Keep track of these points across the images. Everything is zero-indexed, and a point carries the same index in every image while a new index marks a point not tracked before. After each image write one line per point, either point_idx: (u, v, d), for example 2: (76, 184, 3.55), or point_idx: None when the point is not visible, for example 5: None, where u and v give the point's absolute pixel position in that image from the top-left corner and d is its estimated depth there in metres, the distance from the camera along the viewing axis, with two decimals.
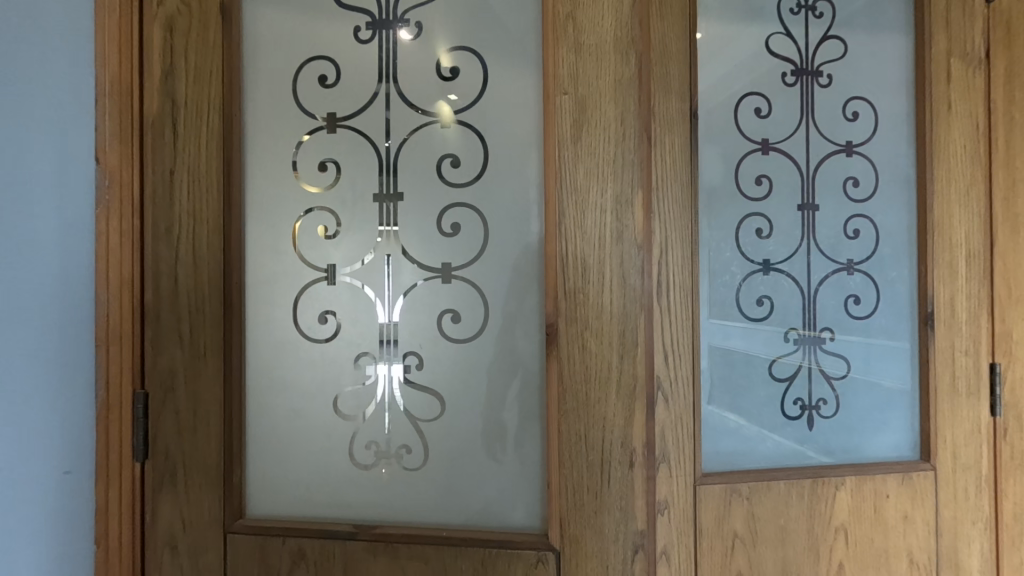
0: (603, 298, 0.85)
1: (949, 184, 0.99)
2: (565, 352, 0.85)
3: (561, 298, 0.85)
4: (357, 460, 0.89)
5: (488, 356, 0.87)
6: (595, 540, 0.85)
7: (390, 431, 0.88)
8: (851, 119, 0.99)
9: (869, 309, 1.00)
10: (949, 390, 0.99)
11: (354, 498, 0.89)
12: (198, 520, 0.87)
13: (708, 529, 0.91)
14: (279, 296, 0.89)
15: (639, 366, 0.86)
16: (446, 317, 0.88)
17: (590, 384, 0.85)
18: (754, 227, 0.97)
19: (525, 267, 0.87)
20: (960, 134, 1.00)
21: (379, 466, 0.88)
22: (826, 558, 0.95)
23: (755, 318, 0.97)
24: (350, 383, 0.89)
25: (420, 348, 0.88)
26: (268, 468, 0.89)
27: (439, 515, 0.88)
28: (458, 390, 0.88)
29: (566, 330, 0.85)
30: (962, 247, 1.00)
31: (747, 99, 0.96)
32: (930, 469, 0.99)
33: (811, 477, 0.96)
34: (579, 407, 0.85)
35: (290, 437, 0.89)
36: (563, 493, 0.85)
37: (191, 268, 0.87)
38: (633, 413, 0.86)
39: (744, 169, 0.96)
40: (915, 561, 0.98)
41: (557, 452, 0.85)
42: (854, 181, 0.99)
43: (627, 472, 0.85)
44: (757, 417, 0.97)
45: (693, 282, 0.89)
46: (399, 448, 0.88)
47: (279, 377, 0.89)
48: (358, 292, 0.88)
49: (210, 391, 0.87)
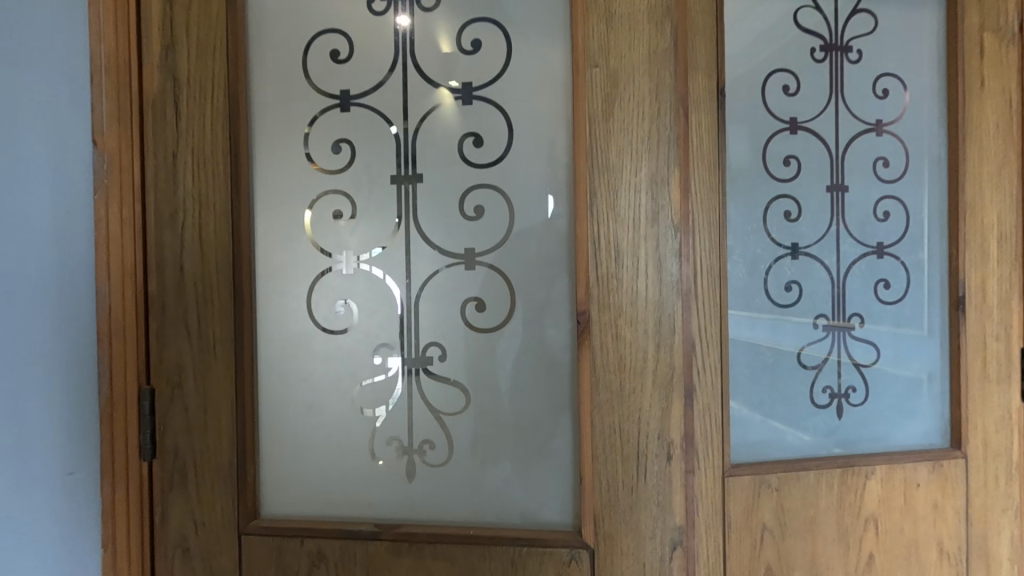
0: (636, 283, 0.82)
1: (982, 163, 0.96)
2: (598, 341, 0.81)
3: (593, 284, 0.81)
4: (377, 457, 0.85)
5: (516, 346, 0.84)
6: (630, 536, 0.82)
7: (412, 426, 0.84)
8: (881, 97, 0.96)
9: (899, 293, 0.97)
10: (980, 376, 0.97)
11: (375, 497, 0.85)
12: (210, 521, 0.83)
13: (737, 521, 0.89)
14: (292, 285, 0.85)
15: (676, 355, 0.82)
16: (469, 306, 0.84)
17: (624, 374, 0.81)
18: (782, 210, 0.93)
19: (553, 252, 0.83)
20: (993, 112, 0.96)
21: (401, 463, 0.85)
22: (856, 548, 0.93)
23: (783, 305, 0.94)
24: (370, 376, 0.85)
25: (443, 338, 0.84)
26: (283, 466, 0.86)
27: (466, 514, 0.84)
28: (484, 382, 0.84)
29: (598, 317, 0.81)
30: (994, 229, 0.96)
31: (775, 76, 0.92)
32: (961, 457, 0.96)
33: (841, 467, 0.93)
34: (613, 398, 0.81)
35: (306, 433, 0.85)
36: (597, 489, 0.81)
37: (198, 256, 0.82)
38: (670, 403, 0.82)
39: (772, 149, 0.93)
40: (945, 551, 0.96)
41: (590, 446, 0.81)
42: (884, 161, 0.96)
43: (664, 465, 0.82)
44: (785, 405, 0.94)
45: (721, 267, 0.86)
46: (421, 443, 0.84)
47: (293, 371, 0.85)
48: (375, 281, 0.84)
49: (220, 386, 0.82)
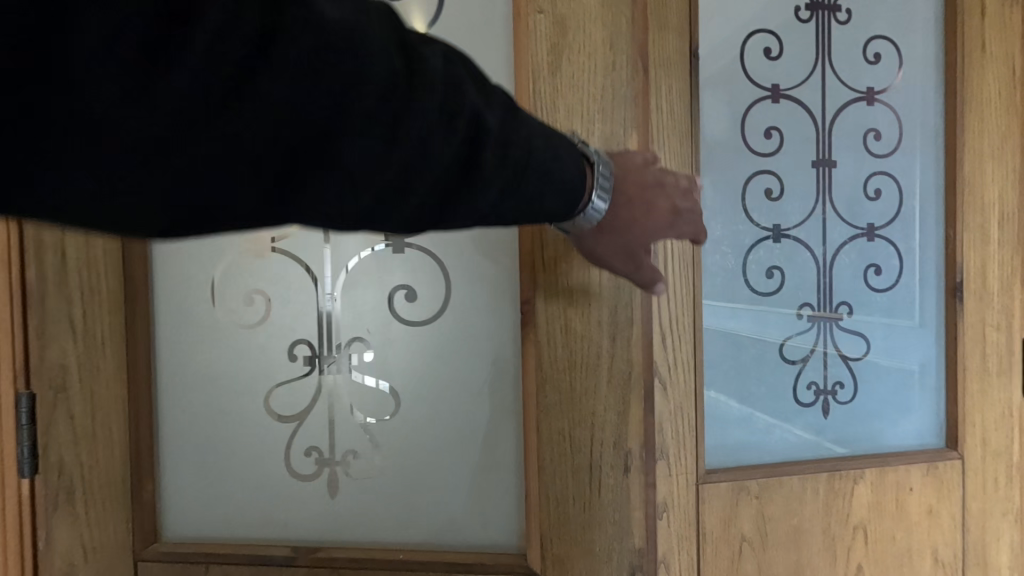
0: (590, 267, 0.72)
1: (982, 135, 0.87)
2: (544, 335, 0.72)
3: (539, 269, 0.72)
4: (294, 470, 0.78)
5: (455, 342, 0.76)
6: (582, 557, 0.73)
7: (333, 435, 0.77)
8: (872, 62, 0.86)
9: (891, 279, 0.88)
10: (979, 369, 0.88)
11: (294, 515, 0.79)
12: (101, 542, 0.77)
13: (713, 532, 0.80)
14: (193, 277, 0.78)
15: (634, 351, 0.73)
16: (396, 296, 0.76)
17: (575, 372, 0.72)
18: (763, 187, 0.84)
19: (495, 234, 0.75)
20: (995, 79, 0.87)
21: (322, 476, 0.78)
22: (844, 559, 0.85)
23: (764, 293, 0.85)
24: (285, 377, 0.77)
25: (367, 333, 0.76)
26: (184, 481, 0.80)
27: (391, 535, 0.77)
28: (419, 381, 0.76)
29: (546, 307, 0.72)
30: (995, 208, 0.88)
31: (755, 38, 0.83)
32: (958, 458, 0.88)
33: (828, 471, 0.84)
34: (563, 401, 0.72)
35: (214, 444, 0.79)
36: (544, 504, 0.73)
37: (83, 252, 0.75)
38: (627, 406, 0.73)
39: (752, 120, 0.83)
40: (941, 559, 0.88)
41: (536, 456, 0.73)
42: (875, 134, 0.87)
43: (620, 477, 0.73)
44: (767, 404, 0.86)
45: (694, 251, 0.79)
46: (344, 454, 0.77)
47: (196, 374, 0.79)
48: (289, 266, 0.77)
49: (110, 392, 0.77)
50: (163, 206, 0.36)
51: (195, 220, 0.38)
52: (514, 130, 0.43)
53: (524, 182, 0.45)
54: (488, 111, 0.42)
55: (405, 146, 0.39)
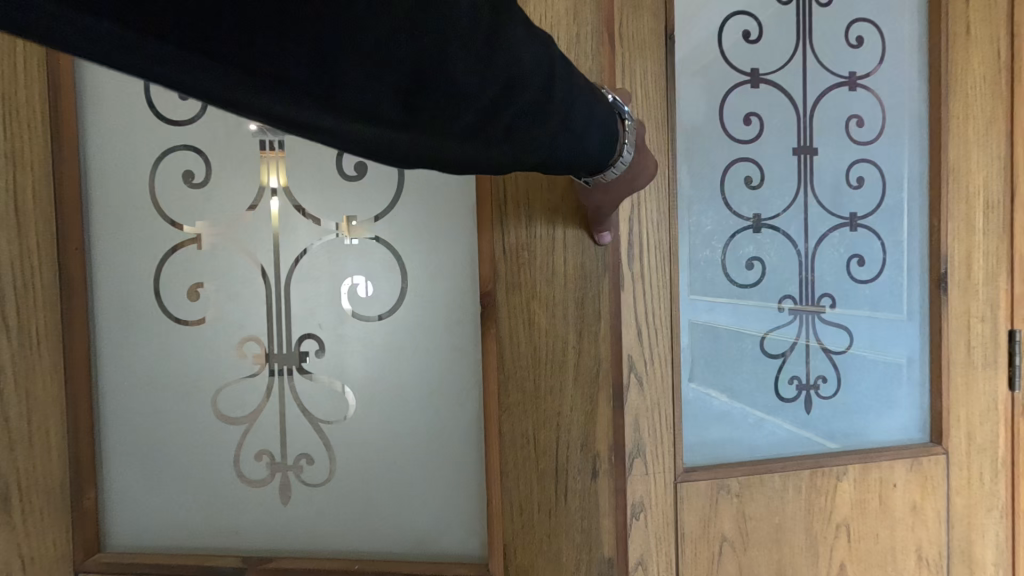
0: (552, 259, 0.73)
1: (967, 121, 0.85)
2: (505, 329, 0.73)
3: (500, 260, 0.73)
4: (246, 473, 0.79)
5: (417, 338, 0.76)
6: (546, 553, 0.74)
7: (285, 439, 0.78)
8: (854, 46, 0.84)
9: (874, 270, 0.86)
10: (964, 362, 0.86)
11: (245, 523, 0.79)
12: (40, 549, 0.77)
13: (692, 533, 0.78)
14: (135, 277, 0.78)
15: (601, 345, 0.74)
16: (350, 290, 0.76)
17: (539, 367, 0.73)
18: (743, 175, 0.81)
19: (455, 228, 0.75)
20: (981, 62, 0.85)
21: (274, 480, 0.78)
22: (826, 558, 0.82)
23: (744, 285, 0.82)
24: (236, 376, 0.78)
25: (320, 330, 0.77)
26: (129, 484, 0.80)
27: (338, 544, 0.78)
28: (379, 379, 0.76)
29: (506, 302, 0.73)
30: (980, 196, 0.85)
31: (733, 21, 0.80)
32: (942, 453, 0.86)
33: (810, 468, 0.82)
34: (526, 396, 0.73)
35: (161, 447, 0.79)
36: (507, 499, 0.74)
37: (18, 256, 0.75)
38: (593, 402, 0.74)
39: (730, 105, 0.80)
40: (925, 557, 0.86)
41: (498, 453, 0.73)
42: (858, 120, 0.84)
43: (588, 476, 0.74)
44: (747, 400, 0.83)
45: (670, 241, 0.76)
46: (297, 458, 0.78)
47: (139, 374, 0.79)
48: (236, 258, 0.77)
49: (48, 396, 0.76)
50: (293, 61, 0.22)
51: (281, 108, 0.23)
52: (573, 77, 0.38)
53: (567, 135, 0.38)
54: (557, 52, 0.36)
55: (502, 68, 0.30)
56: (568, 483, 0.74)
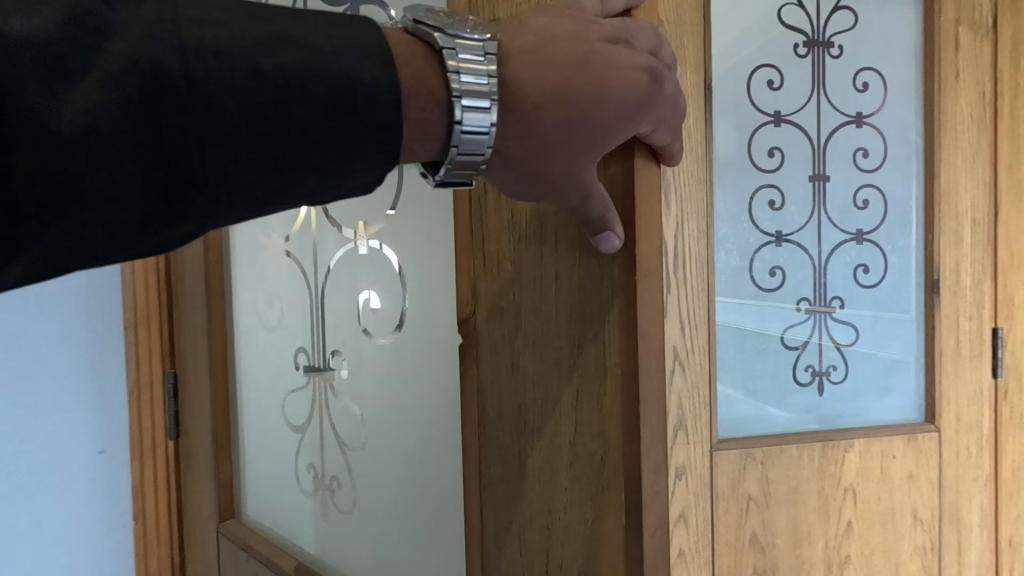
0: (539, 273, 0.83)
1: (957, 152, 1.01)
2: (479, 356, 0.90)
3: (478, 293, 0.90)
4: (304, 484, 1.20)
5: (409, 366, 1.00)
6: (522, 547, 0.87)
7: (324, 461, 1.16)
8: (861, 90, 1.00)
9: (878, 276, 1.03)
10: (953, 353, 1.03)
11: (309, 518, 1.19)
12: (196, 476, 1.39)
13: (724, 492, 0.95)
14: (245, 311, 1.30)
15: (575, 368, 0.81)
16: (364, 309, 1.06)
17: (518, 391, 0.86)
18: (767, 199, 0.98)
19: (436, 268, 0.96)
20: (968, 103, 1.01)
21: (320, 491, 1.17)
22: (835, 516, 0.99)
23: (767, 289, 0.99)
24: (293, 388, 1.20)
25: (343, 348, 1.10)
26: (245, 449, 1.34)
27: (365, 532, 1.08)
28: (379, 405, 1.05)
29: (486, 327, 0.89)
30: (968, 215, 1.02)
31: (760, 72, 0.97)
32: (934, 430, 1.02)
33: (822, 440, 0.99)
34: (508, 411, 0.87)
35: (260, 436, 1.30)
36: (485, 496, 0.90)
37: (191, 310, 1.38)
38: (574, 420, 0.81)
39: (757, 141, 0.97)
40: (919, 517, 1.02)
41: (473, 460, 0.91)
42: (864, 151, 1.01)
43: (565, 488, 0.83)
44: (769, 385, 1.00)
45: (708, 254, 0.93)
46: (331, 479, 1.15)
47: (245, 371, 1.32)
48: (293, 279, 1.17)
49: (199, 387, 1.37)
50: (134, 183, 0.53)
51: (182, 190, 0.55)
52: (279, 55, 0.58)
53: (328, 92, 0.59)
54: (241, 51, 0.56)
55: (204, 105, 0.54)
56: (553, 490, 0.83)
